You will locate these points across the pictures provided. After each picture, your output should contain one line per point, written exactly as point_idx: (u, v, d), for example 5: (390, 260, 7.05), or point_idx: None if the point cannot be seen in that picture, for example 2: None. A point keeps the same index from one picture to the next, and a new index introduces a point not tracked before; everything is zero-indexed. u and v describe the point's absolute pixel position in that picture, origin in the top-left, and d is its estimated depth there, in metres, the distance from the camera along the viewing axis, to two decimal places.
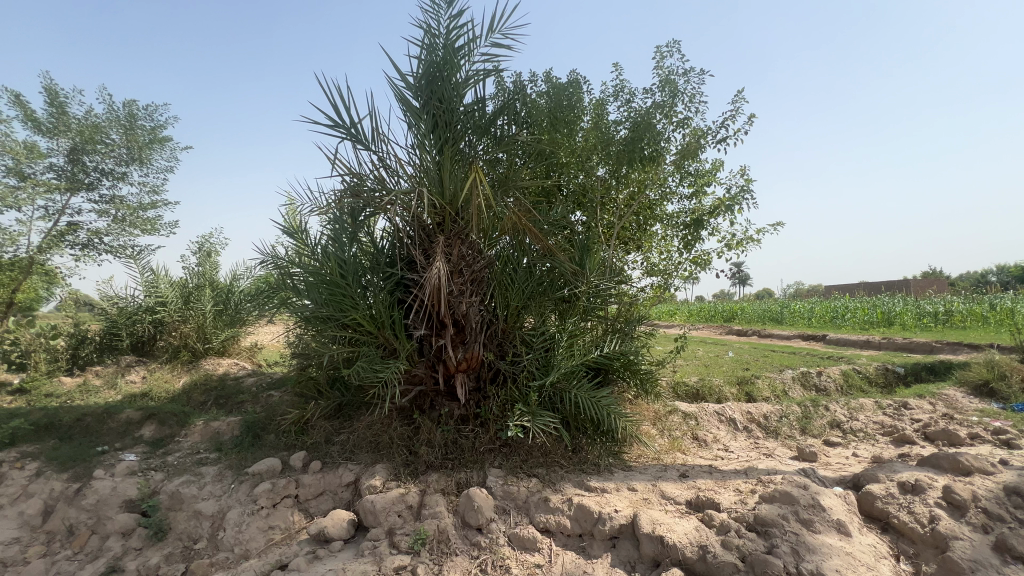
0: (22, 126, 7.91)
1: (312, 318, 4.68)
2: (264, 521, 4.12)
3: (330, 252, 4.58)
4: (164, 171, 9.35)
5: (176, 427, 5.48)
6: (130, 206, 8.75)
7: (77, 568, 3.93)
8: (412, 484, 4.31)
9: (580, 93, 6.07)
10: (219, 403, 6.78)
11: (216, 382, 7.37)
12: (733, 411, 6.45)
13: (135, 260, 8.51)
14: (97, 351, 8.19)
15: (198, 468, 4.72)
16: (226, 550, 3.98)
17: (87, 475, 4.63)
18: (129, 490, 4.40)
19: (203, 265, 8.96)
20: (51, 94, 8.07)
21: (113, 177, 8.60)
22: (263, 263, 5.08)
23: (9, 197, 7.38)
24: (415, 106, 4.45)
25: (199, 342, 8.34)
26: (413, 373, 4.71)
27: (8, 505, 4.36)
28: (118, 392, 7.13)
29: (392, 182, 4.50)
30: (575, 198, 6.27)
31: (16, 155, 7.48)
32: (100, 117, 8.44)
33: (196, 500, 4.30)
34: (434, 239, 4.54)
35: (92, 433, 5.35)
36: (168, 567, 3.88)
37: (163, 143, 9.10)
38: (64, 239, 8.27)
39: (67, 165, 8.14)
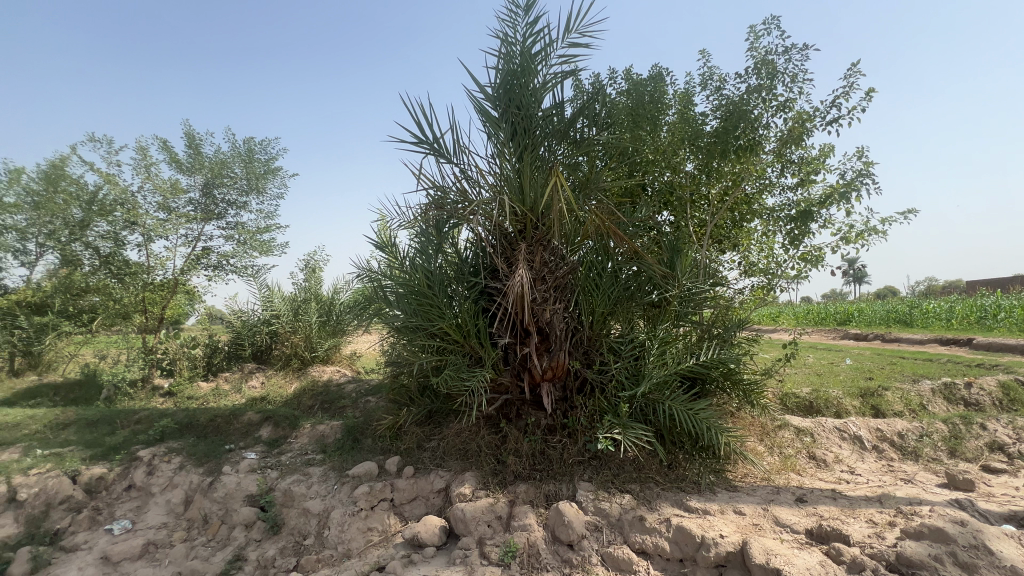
0: (168, 167, 9.27)
1: (402, 327, 4.85)
2: (363, 522, 4.33)
3: (417, 263, 4.72)
4: (276, 198, 10.43)
5: (289, 429, 5.99)
6: (250, 230, 9.87)
7: (210, 553, 4.39)
8: (500, 493, 4.27)
9: (663, 86, 5.75)
10: (324, 407, 7.34)
11: (322, 387, 8.00)
12: (858, 427, 5.64)
13: (255, 278, 9.57)
14: (226, 359, 9.33)
15: (306, 468, 5.10)
16: (331, 547, 4.22)
17: (218, 470, 5.20)
18: (250, 486, 4.86)
19: (309, 280, 9.82)
20: (190, 138, 9.37)
21: (237, 206, 9.77)
22: (359, 276, 5.40)
23: (159, 228, 8.65)
24: (494, 116, 4.47)
25: (307, 350, 9.11)
26: (499, 381, 4.69)
27: (158, 493, 5.02)
28: (243, 397, 8.01)
29: (474, 192, 4.54)
30: (661, 198, 5.94)
31: (163, 192, 8.76)
32: (226, 154, 9.64)
33: (305, 499, 4.64)
34: (516, 247, 4.51)
35: (222, 432, 6.01)
36: (283, 561, 4.20)
37: (275, 172, 10.18)
38: (200, 262, 9.51)
39: (201, 199, 9.39)
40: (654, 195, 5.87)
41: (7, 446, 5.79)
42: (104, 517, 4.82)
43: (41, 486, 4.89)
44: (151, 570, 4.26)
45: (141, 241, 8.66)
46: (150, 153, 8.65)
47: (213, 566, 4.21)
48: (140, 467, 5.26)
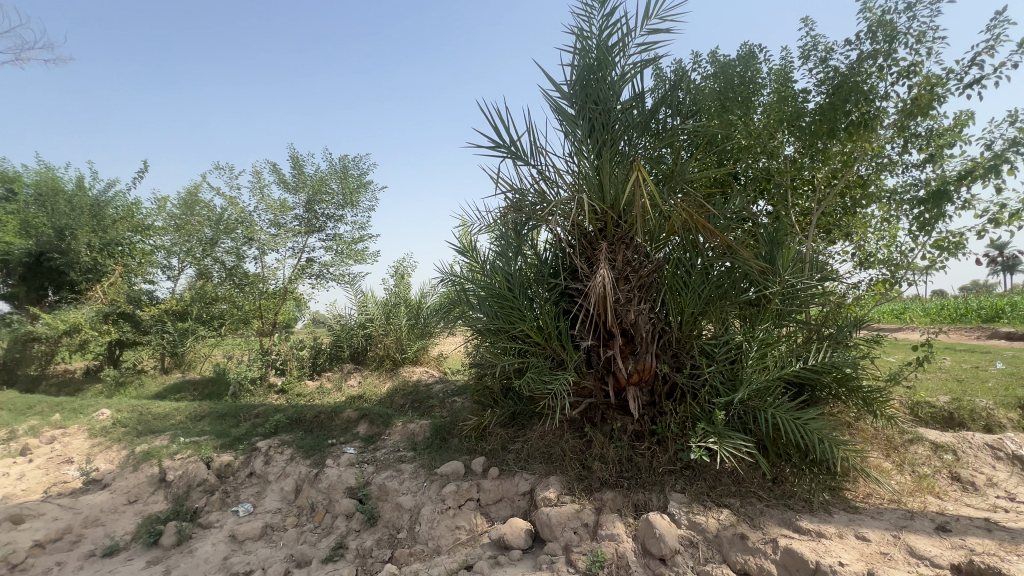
0: (278, 188, 10.31)
1: (485, 330, 4.91)
2: (452, 521, 4.44)
3: (498, 267, 4.76)
4: (368, 210, 11.18)
5: (383, 426, 6.35)
6: (347, 241, 10.67)
7: (317, 539, 4.75)
8: (586, 500, 4.16)
9: (755, 66, 5.29)
10: (414, 406, 7.69)
11: (412, 387, 8.41)
12: (1017, 445, 4.72)
13: (351, 285, 10.33)
14: (328, 360, 10.14)
15: (398, 464, 5.36)
16: (422, 542, 4.37)
17: (322, 462, 5.64)
18: (350, 479, 5.20)
19: (399, 285, 10.38)
20: (295, 160, 10.36)
21: (335, 219, 10.62)
22: (443, 280, 5.57)
23: (271, 242, 9.65)
24: (571, 114, 4.35)
25: (398, 352, 9.66)
26: (582, 385, 4.57)
27: (274, 481, 5.56)
28: (343, 395, 8.68)
29: (552, 193, 4.47)
30: (756, 186, 5.44)
31: (273, 210, 9.77)
32: (325, 172, 10.51)
33: (398, 494, 4.87)
34: (597, 246, 4.38)
35: (325, 427, 6.53)
36: (379, 551, 4.42)
37: (367, 186, 10.91)
38: (305, 271, 10.46)
39: (305, 214, 10.33)
40: (748, 184, 5.41)
41: (159, 433, 6.79)
42: (231, 500, 5.43)
43: (184, 469, 5.68)
44: (268, 550, 4.71)
45: (258, 255, 9.72)
46: (262, 176, 9.69)
47: (319, 551, 4.54)
48: (259, 456, 5.87)
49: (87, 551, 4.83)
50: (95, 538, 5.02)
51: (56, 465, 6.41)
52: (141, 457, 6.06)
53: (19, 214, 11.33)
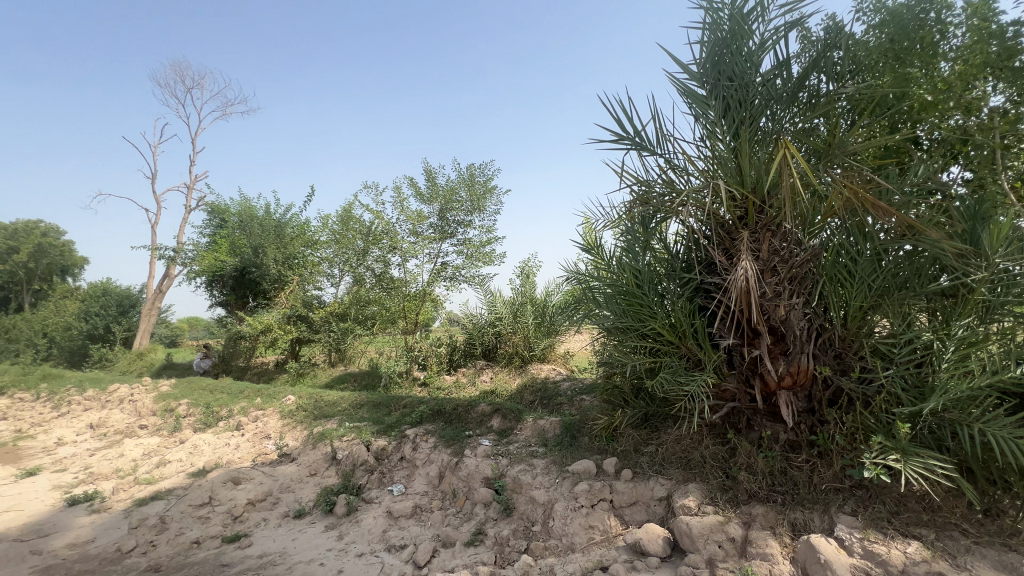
0: (415, 200, 11.34)
1: (613, 328, 4.78)
2: (585, 519, 4.41)
3: (625, 263, 4.61)
4: (494, 214, 11.74)
5: (514, 421, 6.61)
6: (475, 245, 11.32)
7: (459, 523, 5.07)
8: (732, 512, 3.82)
9: (941, 3, 4.34)
10: (543, 403, 7.87)
11: (541, 384, 8.61)
12: None
13: (481, 285, 10.93)
14: (463, 357, 10.85)
15: (531, 459, 5.52)
16: (557, 537, 4.40)
17: (461, 452, 6.06)
18: (486, 469, 5.50)
19: (525, 284, 10.69)
20: (428, 173, 11.28)
21: (464, 225, 11.34)
22: (568, 278, 5.58)
23: (411, 250, 10.66)
24: (701, 95, 4.02)
25: (526, 350, 10.00)
26: (724, 387, 4.22)
27: (421, 466, 6.11)
28: (477, 389, 9.26)
29: (682, 182, 4.18)
30: (946, 150, 4.40)
31: (412, 221, 10.78)
32: (454, 182, 11.27)
33: (532, 488, 5.01)
34: (736, 236, 4.00)
35: (463, 419, 7.01)
36: (516, 541, 4.57)
37: (492, 191, 11.44)
38: (440, 275, 11.36)
39: (439, 222, 11.20)
40: (934, 150, 4.40)
41: (330, 418, 7.97)
42: (387, 479, 6.10)
43: (350, 450, 6.58)
44: (418, 528, 5.15)
45: (401, 261, 10.82)
46: (402, 191, 10.74)
47: (462, 534, 4.83)
48: (408, 442, 6.52)
49: (282, 512, 5.83)
50: (287, 502, 6.03)
51: (259, 439, 7.88)
52: (317, 437, 7.18)
53: (229, 238, 14.22)
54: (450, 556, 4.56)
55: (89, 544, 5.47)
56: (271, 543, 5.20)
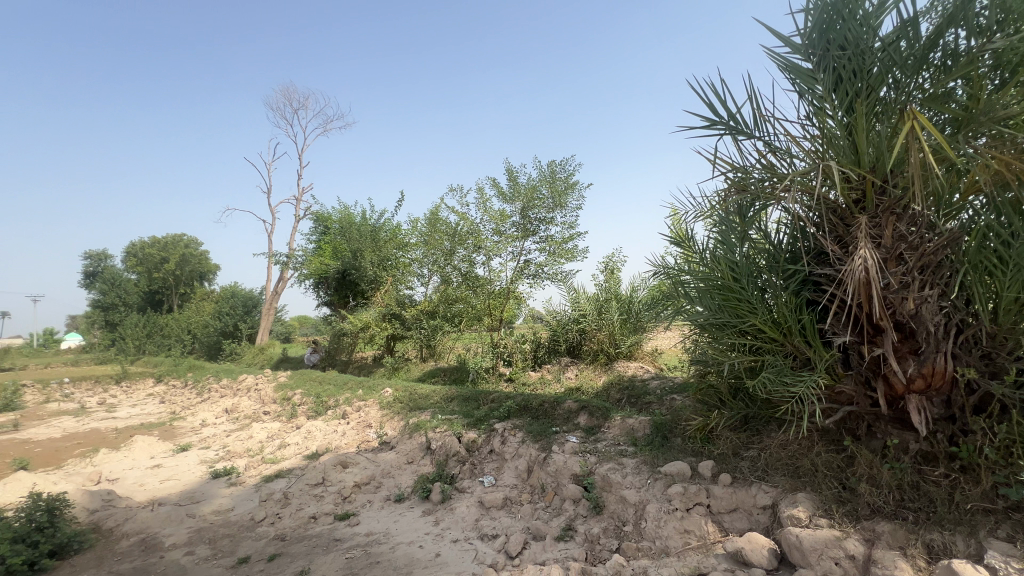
0: (498, 200, 11.58)
1: (707, 324, 4.54)
2: (680, 523, 4.24)
3: (719, 255, 4.35)
4: (576, 209, 11.63)
5: (601, 419, 6.54)
6: (558, 241, 11.31)
7: (549, 517, 5.11)
8: (851, 527, 3.47)
9: None
10: (631, 401, 7.70)
11: (628, 382, 8.41)
12: None
13: (564, 282, 10.91)
14: (548, 353, 10.90)
15: (620, 458, 5.42)
16: (649, 539, 4.28)
17: (549, 448, 6.11)
18: (575, 466, 5.50)
19: (609, 280, 10.46)
20: (510, 173, 11.46)
21: (546, 222, 11.37)
22: (656, 273, 5.38)
23: (495, 248, 10.91)
24: (808, 69, 3.66)
25: (612, 347, 9.82)
26: (838, 390, 3.83)
27: (510, 459, 6.25)
28: (562, 386, 9.27)
29: (785, 165, 3.85)
30: None
31: (495, 220, 11.03)
32: (535, 180, 11.33)
33: (622, 487, 4.92)
34: (852, 222, 3.60)
35: (549, 415, 7.06)
36: (607, 540, 4.51)
37: (573, 186, 11.35)
38: (523, 272, 11.51)
39: (521, 220, 11.35)
40: None
41: (423, 410, 8.44)
42: (478, 471, 6.33)
43: (443, 441, 6.92)
44: (509, 519, 5.28)
45: (485, 260, 11.13)
46: (485, 192, 11.03)
47: (552, 529, 4.87)
48: (497, 436, 6.71)
49: (384, 495, 6.29)
50: (388, 487, 6.50)
51: (362, 427, 8.57)
52: (413, 428, 7.66)
53: (332, 244, 15.59)
54: (541, 549, 4.62)
55: (229, 512, 6.32)
56: (376, 523, 5.64)
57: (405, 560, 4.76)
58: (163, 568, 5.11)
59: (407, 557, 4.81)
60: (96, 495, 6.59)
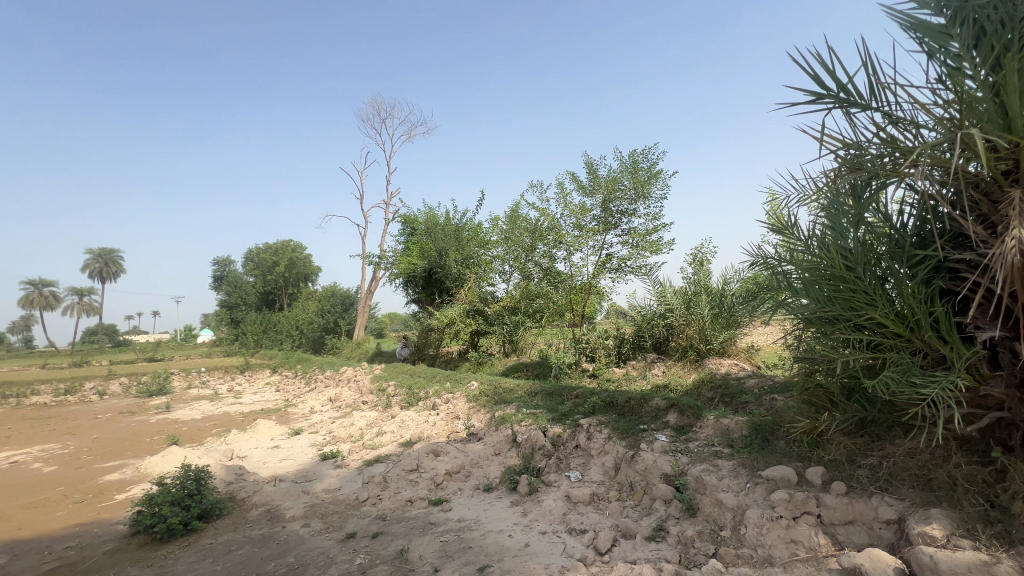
0: (578, 194, 11.46)
1: (814, 318, 4.16)
2: (785, 532, 3.93)
3: (829, 242, 3.97)
4: (660, 199, 11.17)
5: (693, 418, 6.26)
6: (641, 233, 10.94)
7: (638, 516, 4.99)
8: (1002, 552, 3.01)
9: None
10: (725, 400, 7.28)
11: (721, 380, 7.96)
12: None
13: (648, 276, 10.55)
14: (632, 349, 10.61)
15: (714, 459, 5.14)
16: (750, 547, 4.02)
17: (637, 445, 5.96)
18: (665, 466, 5.31)
19: (698, 273, 9.93)
20: (589, 166, 11.29)
21: (629, 214, 11.07)
22: (753, 264, 5.03)
23: (576, 243, 10.83)
24: (938, 24, 3.20)
25: (702, 343, 9.32)
26: (984, 393, 3.33)
27: (596, 455, 6.20)
28: (649, 383, 8.99)
29: (911, 137, 3.40)
30: None
31: (575, 214, 10.95)
32: (616, 171, 11.06)
33: (718, 490, 4.67)
34: (1000, 198, 3.10)
35: (636, 413, 6.90)
36: (702, 544, 4.31)
37: (657, 176, 10.92)
38: (605, 266, 11.30)
39: (602, 213, 11.13)
40: None
41: (509, 403, 8.64)
42: (564, 465, 6.35)
43: (529, 435, 7.04)
44: (597, 515, 5.23)
45: (566, 255, 11.09)
46: (565, 186, 10.98)
47: (642, 528, 4.75)
48: (582, 431, 6.68)
49: (474, 484, 6.54)
50: (477, 476, 6.74)
51: (451, 418, 8.98)
52: (499, 421, 7.87)
53: (419, 244, 16.45)
54: (631, 548, 4.53)
55: (337, 491, 6.94)
56: (467, 510, 5.88)
57: (496, 547, 4.92)
58: (285, 536, 5.75)
59: (497, 545, 4.96)
60: (230, 470, 7.58)
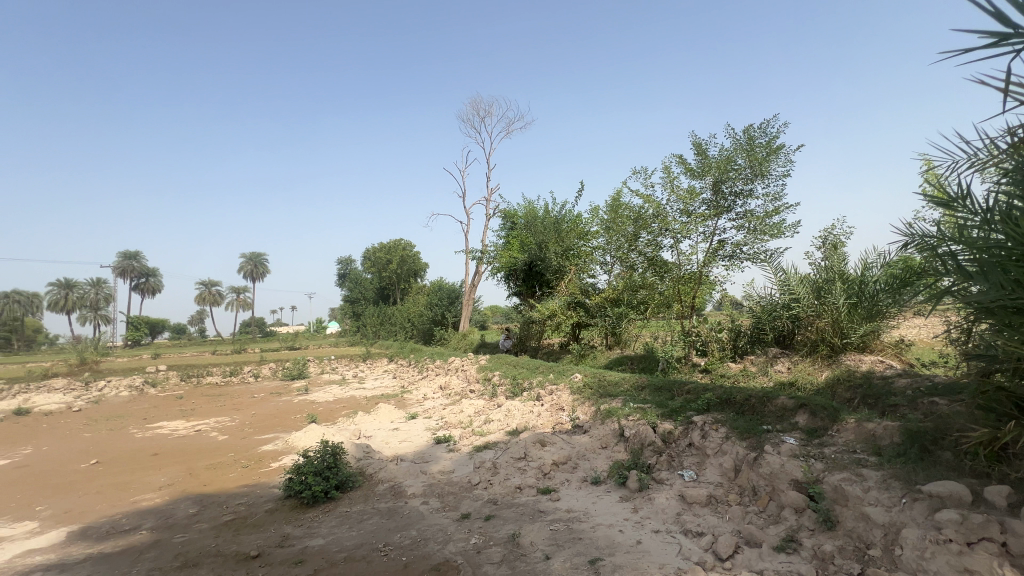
0: (685, 177, 10.77)
1: (996, 307, 3.47)
2: (956, 559, 3.33)
3: (1017, 215, 3.27)
4: (781, 177, 10.08)
5: (828, 421, 5.58)
6: (759, 216, 9.97)
7: (764, 524, 4.58)
8: None
9: None
10: (867, 402, 6.38)
11: (862, 378, 6.99)
12: None
13: (768, 263, 9.60)
14: (750, 343, 9.76)
15: (857, 468, 4.53)
16: (907, 571, 3.50)
17: (760, 447, 5.48)
18: (795, 471, 4.81)
19: (830, 258, 8.81)
20: (698, 146, 10.55)
21: (744, 195, 10.15)
22: (907, 245, 4.33)
23: (684, 230, 10.20)
24: None
25: (837, 336, 8.25)
26: None
27: (713, 456, 5.81)
28: (771, 379, 8.20)
29: None
30: None
31: (683, 199, 10.31)
32: (729, 149, 10.18)
33: (863, 503, 4.13)
34: None
35: (758, 412, 6.33)
36: (844, 561, 3.84)
37: (778, 151, 9.86)
38: (717, 254, 10.51)
39: (713, 197, 10.34)
40: None
41: (614, 396, 8.46)
42: (676, 463, 6.05)
43: (637, 430, 6.83)
44: (715, 518, 4.91)
45: (672, 243, 10.52)
46: (671, 170, 10.40)
47: (770, 537, 4.36)
48: (696, 429, 6.32)
49: (581, 476, 6.51)
50: (584, 468, 6.70)
51: (555, 410, 9.03)
52: (605, 414, 7.76)
53: (519, 237, 16.73)
54: (757, 557, 4.20)
55: (451, 474, 7.38)
56: (575, 502, 5.89)
57: (607, 541, 4.87)
58: (408, 511, 6.26)
59: (608, 539, 4.90)
60: (359, 447, 8.44)
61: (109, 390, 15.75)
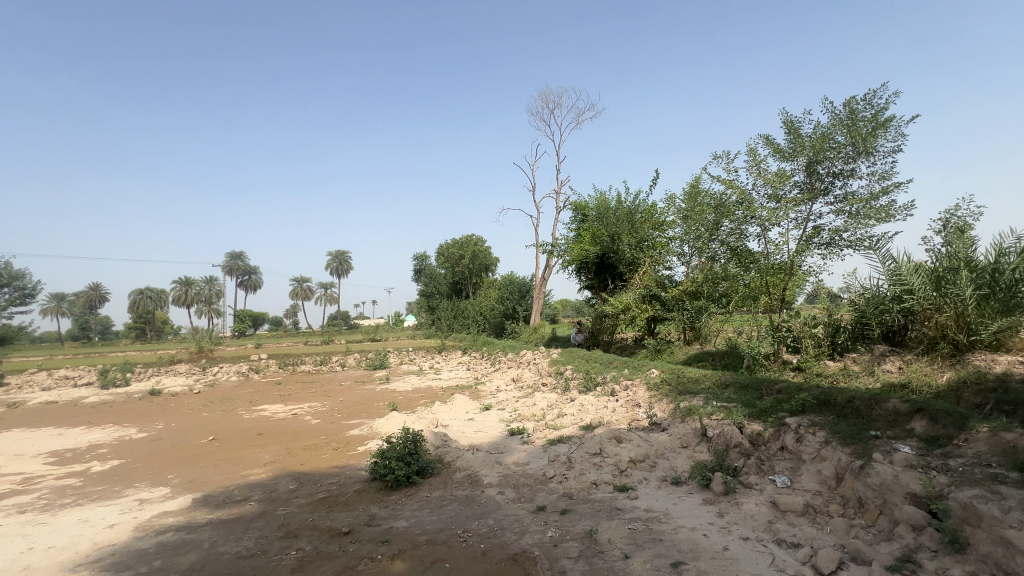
0: (774, 159, 9.94)
1: None
2: None
3: None
4: (890, 154, 8.98)
5: (953, 429, 4.89)
6: (863, 199, 8.96)
7: (874, 540, 4.13)
8: None
9: None
10: (1004, 410, 5.51)
11: (997, 382, 6.05)
12: None
13: (874, 250, 8.61)
14: (851, 339, 8.82)
15: (994, 484, 3.94)
16: None
17: (867, 455, 4.93)
18: (913, 484, 4.28)
19: (952, 243, 7.71)
20: (789, 124, 9.68)
21: (845, 176, 9.16)
22: None
23: (773, 216, 9.42)
24: None
25: (961, 333, 7.20)
26: None
27: (809, 461, 5.33)
28: (878, 380, 7.36)
29: None
30: None
31: (772, 183, 9.52)
32: (827, 125, 9.23)
33: (1002, 525, 3.59)
34: None
35: (864, 416, 5.70)
36: None
37: (886, 124, 8.79)
38: (812, 241, 9.61)
39: (807, 179, 9.46)
40: None
41: (695, 394, 8.04)
42: (766, 468, 5.63)
43: (722, 430, 6.44)
44: (814, 529, 4.50)
45: (759, 231, 9.76)
46: (757, 153, 9.65)
47: (881, 556, 3.91)
48: (789, 432, 5.83)
49: (660, 475, 6.26)
50: (664, 467, 6.43)
51: (631, 406, 8.77)
52: (686, 412, 7.41)
53: (590, 230, 16.43)
54: None
55: (526, 466, 7.44)
56: (654, 501, 5.68)
57: (690, 545, 4.64)
58: (485, 500, 6.41)
59: (692, 543, 4.67)
60: (438, 436, 8.77)
61: (222, 375, 17.72)
